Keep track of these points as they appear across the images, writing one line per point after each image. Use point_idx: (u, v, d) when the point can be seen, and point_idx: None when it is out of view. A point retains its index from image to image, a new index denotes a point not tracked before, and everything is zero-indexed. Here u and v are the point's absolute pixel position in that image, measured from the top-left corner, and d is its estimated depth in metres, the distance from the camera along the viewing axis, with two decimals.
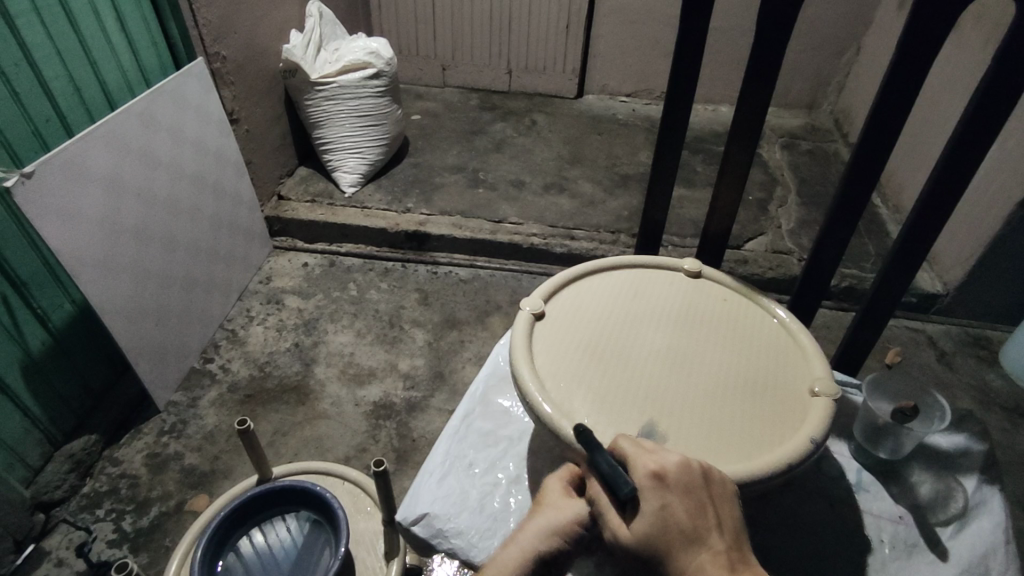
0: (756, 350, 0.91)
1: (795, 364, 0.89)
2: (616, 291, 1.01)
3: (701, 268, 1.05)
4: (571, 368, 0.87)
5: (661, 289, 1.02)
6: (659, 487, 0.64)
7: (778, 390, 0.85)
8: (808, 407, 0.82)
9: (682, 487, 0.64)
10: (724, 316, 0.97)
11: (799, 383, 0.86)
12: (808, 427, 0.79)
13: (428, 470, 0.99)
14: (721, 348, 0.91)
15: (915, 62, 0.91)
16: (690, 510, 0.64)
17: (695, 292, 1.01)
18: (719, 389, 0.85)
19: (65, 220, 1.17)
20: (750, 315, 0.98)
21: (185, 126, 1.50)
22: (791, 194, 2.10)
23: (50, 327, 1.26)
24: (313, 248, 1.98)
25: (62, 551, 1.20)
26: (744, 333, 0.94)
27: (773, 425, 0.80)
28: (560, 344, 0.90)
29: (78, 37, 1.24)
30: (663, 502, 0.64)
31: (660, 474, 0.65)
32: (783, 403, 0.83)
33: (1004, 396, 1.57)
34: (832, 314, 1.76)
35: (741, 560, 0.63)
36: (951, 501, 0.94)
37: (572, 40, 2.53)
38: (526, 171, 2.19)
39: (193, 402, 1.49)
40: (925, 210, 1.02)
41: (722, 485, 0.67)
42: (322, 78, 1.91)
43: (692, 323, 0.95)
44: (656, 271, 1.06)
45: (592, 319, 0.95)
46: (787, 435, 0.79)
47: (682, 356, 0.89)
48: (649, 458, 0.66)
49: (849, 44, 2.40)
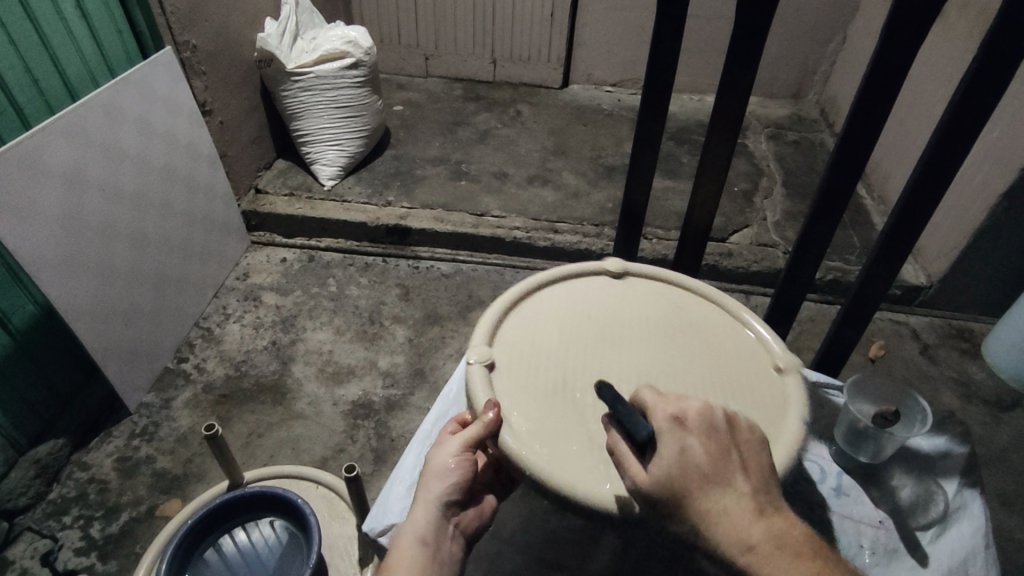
0: (714, 343, 0.93)
1: (750, 347, 0.93)
2: (556, 312, 0.97)
3: (624, 265, 1.05)
4: (548, 407, 0.82)
5: (600, 299, 1.00)
6: (679, 430, 0.64)
7: (749, 377, 0.88)
8: (785, 389, 0.86)
9: (704, 431, 0.64)
10: (670, 317, 0.97)
11: (762, 364, 0.90)
12: (794, 410, 0.83)
13: (399, 477, 0.97)
14: (682, 345, 0.92)
15: (899, 51, 0.89)
16: (712, 452, 0.63)
17: (629, 292, 1.01)
18: (707, 395, 0.84)
19: (22, 218, 1.11)
20: (686, 301, 1.00)
21: (154, 118, 1.45)
22: (776, 186, 2.08)
23: (11, 330, 1.21)
24: (291, 243, 1.93)
25: (26, 561, 1.17)
26: (695, 325, 0.96)
27: (764, 416, 0.82)
28: (524, 389, 0.85)
29: (33, 24, 1.18)
30: (683, 445, 0.63)
31: (680, 418, 0.65)
32: (761, 392, 0.86)
33: (986, 390, 1.57)
34: (817, 307, 1.75)
35: (769, 504, 0.63)
36: (931, 504, 0.93)
37: (557, 29, 2.49)
38: (509, 163, 2.15)
39: (166, 403, 1.45)
40: (908, 207, 1.00)
41: (747, 432, 0.67)
42: (299, 68, 1.85)
43: (650, 329, 0.94)
44: (584, 280, 1.03)
45: (548, 351, 0.90)
46: (782, 426, 0.81)
47: (657, 371, 0.87)
48: (670, 404, 0.66)
49: (836, 33, 2.38)
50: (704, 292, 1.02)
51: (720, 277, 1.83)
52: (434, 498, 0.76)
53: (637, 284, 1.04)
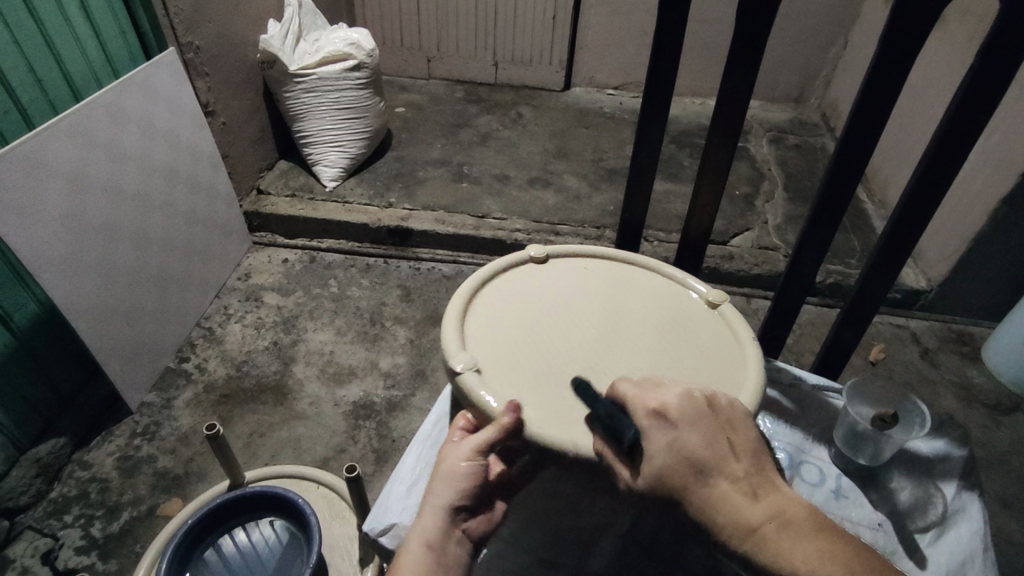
0: (661, 304, 0.96)
1: (681, 295, 0.99)
2: (505, 304, 0.94)
3: (546, 249, 1.05)
4: (537, 386, 0.81)
5: (539, 284, 0.99)
6: (662, 426, 0.69)
7: (700, 325, 0.93)
8: (727, 321, 0.93)
9: (686, 419, 0.69)
10: (611, 285, 0.99)
11: (695, 307, 0.96)
12: (741, 335, 0.90)
13: (400, 477, 0.98)
14: (636, 309, 0.94)
15: (899, 57, 0.89)
16: (699, 438, 0.69)
17: (562, 274, 1.01)
18: (680, 354, 0.87)
19: (25, 217, 1.12)
20: (618, 268, 1.03)
21: (157, 119, 1.45)
22: (777, 189, 2.08)
23: (13, 329, 1.22)
24: (293, 244, 1.93)
25: (27, 559, 1.17)
26: (632, 287, 0.99)
27: (721, 351, 0.89)
28: (517, 383, 0.81)
29: (37, 25, 1.19)
30: (670, 438, 0.68)
31: (662, 412, 0.69)
32: (707, 329, 0.92)
33: (987, 394, 1.57)
34: (817, 310, 1.75)
35: (763, 483, 0.69)
36: (929, 507, 0.93)
37: (559, 32, 2.49)
38: (511, 165, 2.16)
39: (167, 402, 1.45)
40: (907, 212, 1.00)
41: (727, 408, 0.72)
42: (301, 70, 1.86)
43: (600, 300, 0.96)
44: (515, 271, 1.01)
45: (516, 339, 0.88)
46: (739, 355, 0.88)
47: (631, 340, 0.88)
48: (649, 397, 0.70)
49: (837, 38, 2.39)
50: (629, 259, 1.05)
51: (721, 280, 1.83)
52: (443, 505, 0.75)
53: (563, 264, 1.04)
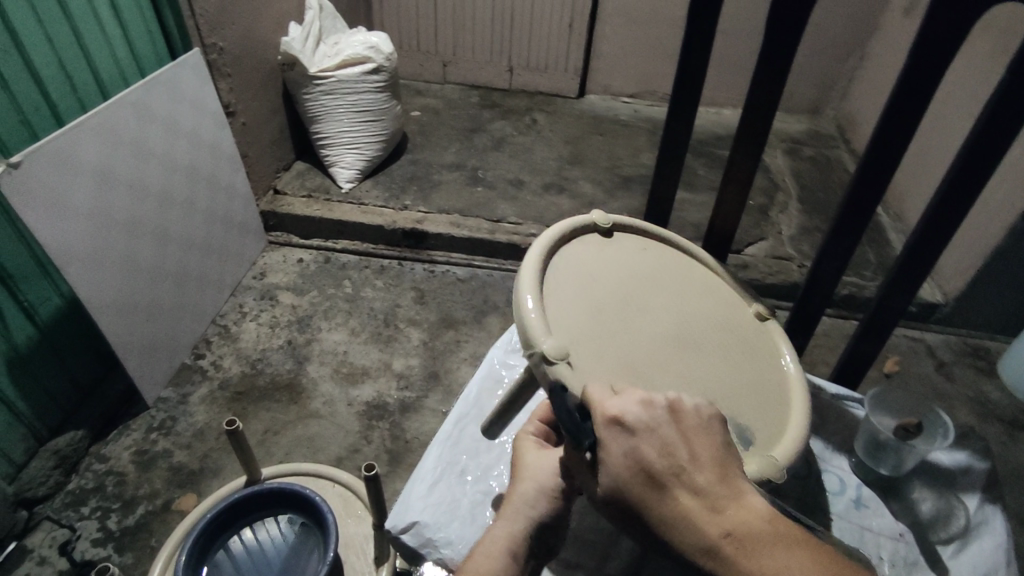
0: (713, 301, 1.01)
1: (729, 296, 1.04)
2: (576, 275, 0.92)
3: (610, 219, 1.04)
4: (619, 369, 0.82)
5: (605, 258, 0.98)
6: (619, 435, 0.60)
7: (744, 328, 1.00)
8: (770, 333, 1.01)
9: (647, 428, 0.60)
10: (670, 273, 1.02)
11: (743, 313, 1.03)
12: (783, 350, 0.99)
13: (421, 476, 1.08)
14: (692, 303, 0.99)
15: (927, 70, 0.90)
16: (659, 450, 0.59)
17: (625, 249, 1.02)
18: (733, 360, 0.94)
19: (53, 212, 1.14)
20: (672, 255, 1.06)
21: (181, 117, 1.47)
22: (792, 200, 2.08)
23: (37, 321, 1.23)
24: (308, 244, 1.95)
25: (44, 549, 1.18)
26: (688, 279, 1.03)
27: (767, 363, 0.96)
28: (600, 369, 0.80)
29: (69, 23, 1.21)
30: (629, 448, 0.60)
31: (619, 419, 0.61)
32: (755, 338, 0.99)
33: (1003, 408, 1.56)
34: (832, 321, 1.75)
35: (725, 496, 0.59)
36: (951, 519, 1.00)
37: (576, 40, 2.51)
38: (525, 171, 2.17)
39: (183, 398, 1.46)
40: (930, 225, 1.00)
41: (694, 417, 0.62)
42: (321, 72, 1.88)
43: (662, 287, 0.98)
44: (580, 239, 0.99)
45: (594, 319, 0.87)
46: (782, 369, 0.96)
47: (691, 337, 0.93)
48: (609, 403, 0.63)
49: (854, 50, 2.39)
50: (681, 249, 1.08)
51: None
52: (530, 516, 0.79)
53: (624, 238, 1.04)
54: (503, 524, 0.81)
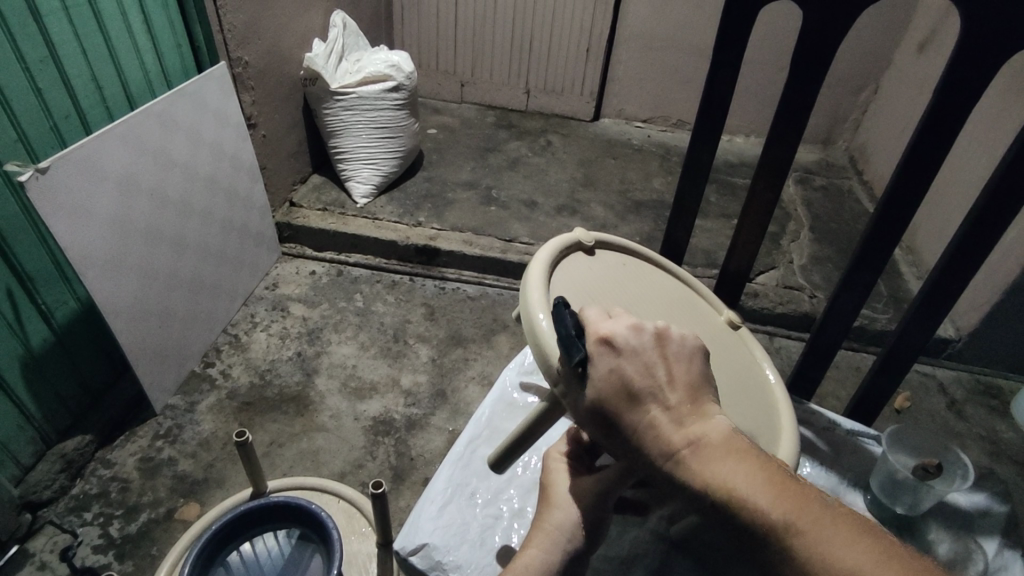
0: (691, 312, 1.03)
1: (704, 308, 1.06)
2: (575, 295, 0.89)
3: (591, 235, 1.01)
4: None
5: (594, 276, 0.95)
6: (607, 353, 0.62)
7: (719, 335, 1.02)
8: (743, 339, 1.05)
9: (632, 351, 0.62)
10: (653, 289, 1.02)
11: (717, 322, 1.05)
12: (756, 355, 1.03)
13: (431, 497, 1.08)
14: (679, 318, 0.99)
15: (950, 111, 0.91)
16: (637, 367, 0.62)
17: (609, 266, 1.00)
18: (723, 371, 0.96)
19: (75, 218, 1.15)
20: (650, 270, 1.06)
21: (204, 128, 1.49)
22: (803, 230, 2.08)
23: (53, 324, 1.24)
24: (322, 257, 1.95)
25: (46, 554, 1.18)
26: (670, 295, 1.03)
27: (748, 370, 1.00)
28: None
29: (103, 34, 1.24)
30: (613, 365, 0.61)
31: (609, 338, 0.62)
32: (734, 346, 1.02)
33: (1015, 449, 1.53)
34: (844, 354, 1.73)
35: None
36: (970, 563, 0.99)
37: (592, 64, 2.54)
38: (538, 192, 2.18)
39: (191, 406, 1.46)
40: (952, 263, 1.00)
41: (678, 344, 0.64)
42: (341, 88, 1.91)
43: (651, 304, 0.98)
44: (568, 258, 0.95)
45: None
46: (759, 375, 1.00)
47: None
48: (601, 325, 0.64)
49: (868, 84, 2.41)
50: (658, 264, 1.08)
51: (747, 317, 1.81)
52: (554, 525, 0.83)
53: (603, 253, 1.02)
54: (536, 549, 0.82)
